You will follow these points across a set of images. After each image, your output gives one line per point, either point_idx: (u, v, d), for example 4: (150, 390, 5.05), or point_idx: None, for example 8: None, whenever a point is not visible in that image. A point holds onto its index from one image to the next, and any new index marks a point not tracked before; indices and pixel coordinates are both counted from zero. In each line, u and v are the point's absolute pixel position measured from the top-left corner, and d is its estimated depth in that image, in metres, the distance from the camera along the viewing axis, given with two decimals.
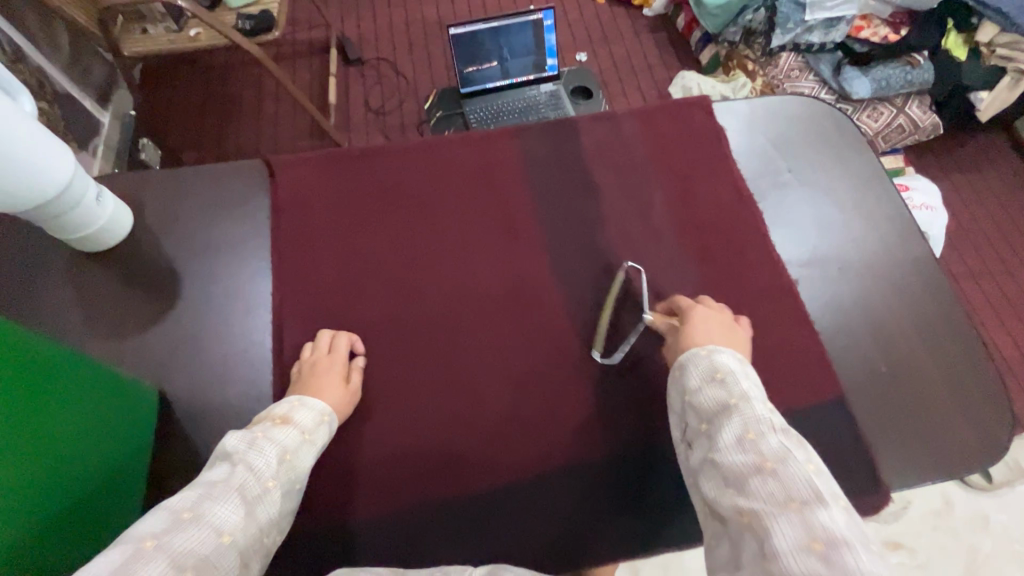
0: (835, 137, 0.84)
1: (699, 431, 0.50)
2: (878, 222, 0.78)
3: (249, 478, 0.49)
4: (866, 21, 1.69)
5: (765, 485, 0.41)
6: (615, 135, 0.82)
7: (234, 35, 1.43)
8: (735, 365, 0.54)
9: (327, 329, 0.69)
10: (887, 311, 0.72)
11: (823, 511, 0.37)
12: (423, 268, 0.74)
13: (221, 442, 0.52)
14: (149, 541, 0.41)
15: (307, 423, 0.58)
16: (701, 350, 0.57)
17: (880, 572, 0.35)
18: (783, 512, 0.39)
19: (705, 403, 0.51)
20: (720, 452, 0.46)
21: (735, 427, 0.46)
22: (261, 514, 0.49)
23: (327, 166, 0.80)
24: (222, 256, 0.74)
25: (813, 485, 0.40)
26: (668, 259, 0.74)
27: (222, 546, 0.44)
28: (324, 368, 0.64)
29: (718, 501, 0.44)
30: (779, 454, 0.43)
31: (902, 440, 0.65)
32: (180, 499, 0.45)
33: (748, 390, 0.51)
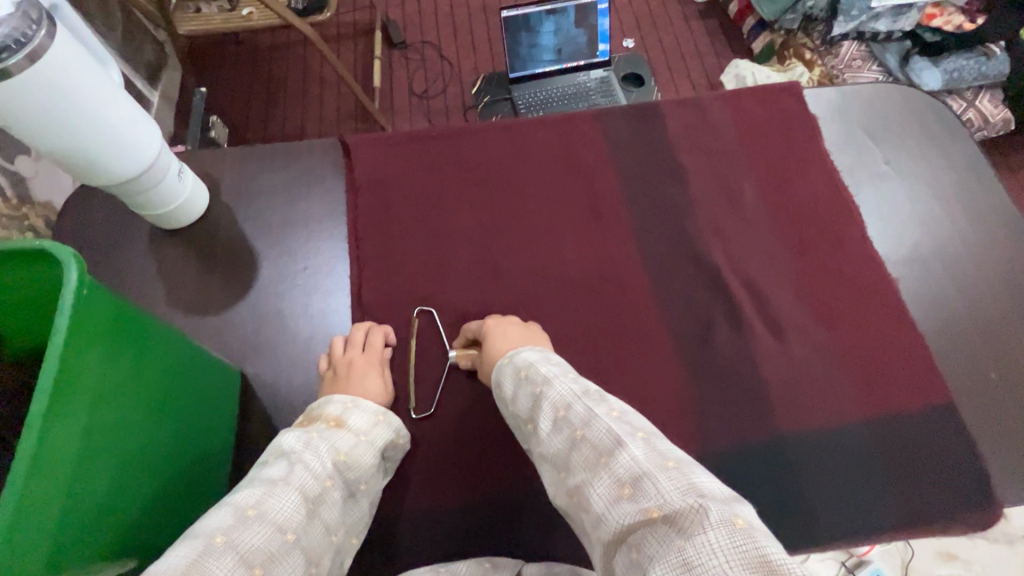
0: (936, 128, 0.79)
1: (525, 430, 0.54)
2: (983, 218, 0.73)
3: (308, 477, 0.50)
4: (939, 8, 1.61)
5: (581, 455, 0.46)
6: (700, 120, 0.79)
7: (288, 16, 1.42)
8: (534, 357, 0.57)
9: (359, 324, 0.67)
10: (998, 312, 0.67)
11: (622, 456, 0.44)
12: (503, 254, 0.72)
13: (278, 440, 0.53)
14: (219, 537, 0.43)
15: (361, 425, 0.57)
16: (503, 357, 0.59)
17: (675, 484, 0.41)
18: (598, 474, 0.44)
19: (520, 406, 0.54)
20: (543, 443, 0.50)
21: (545, 414, 0.51)
22: (322, 514, 0.49)
23: (404, 147, 0.78)
24: (301, 236, 0.74)
25: (614, 432, 0.46)
26: (760, 250, 0.70)
27: (287, 544, 0.45)
28: (367, 366, 0.62)
29: (560, 492, 0.48)
30: (585, 419, 0.48)
31: (1016, 448, 0.61)
32: (245, 496, 0.47)
33: (549, 371, 0.54)
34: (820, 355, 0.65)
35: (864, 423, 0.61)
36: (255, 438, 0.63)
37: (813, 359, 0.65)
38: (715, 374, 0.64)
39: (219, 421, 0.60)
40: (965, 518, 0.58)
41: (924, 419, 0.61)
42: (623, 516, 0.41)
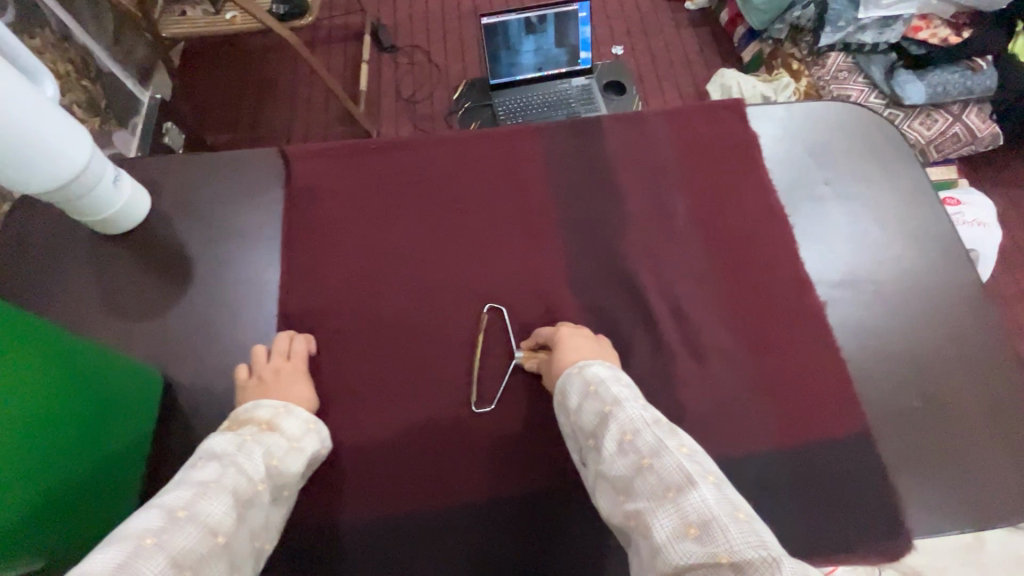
0: (882, 149, 0.78)
1: (586, 446, 0.54)
2: (923, 242, 0.72)
3: (240, 480, 0.49)
4: (925, 21, 1.57)
5: (648, 484, 0.46)
6: (642, 136, 0.78)
7: (268, 20, 1.42)
8: (604, 373, 0.57)
9: (283, 333, 0.67)
10: (929, 340, 0.66)
11: (694, 495, 0.43)
12: (432, 269, 0.72)
13: (206, 445, 0.52)
14: (150, 538, 0.41)
15: (294, 431, 0.58)
16: (573, 367, 0.59)
17: (747, 537, 0.40)
18: (663, 505, 0.44)
19: (586, 420, 0.55)
20: (606, 462, 0.50)
21: (613, 433, 0.51)
22: (249, 517, 0.49)
23: (342, 158, 0.78)
24: (237, 245, 0.75)
25: (684, 468, 0.45)
26: (691, 270, 0.70)
27: (216, 547, 0.44)
28: (294, 375, 0.63)
29: (616, 513, 0.48)
30: (655, 450, 0.48)
31: (932, 479, 0.60)
32: (174, 498, 0.45)
33: (620, 393, 0.55)
34: (741, 379, 0.64)
35: (779, 450, 0.61)
36: (175, 445, 0.65)
37: (733, 383, 0.64)
38: None
39: (128, 429, 0.60)
40: (871, 549, 0.57)
41: (838, 448, 0.61)
42: (687, 555, 0.40)
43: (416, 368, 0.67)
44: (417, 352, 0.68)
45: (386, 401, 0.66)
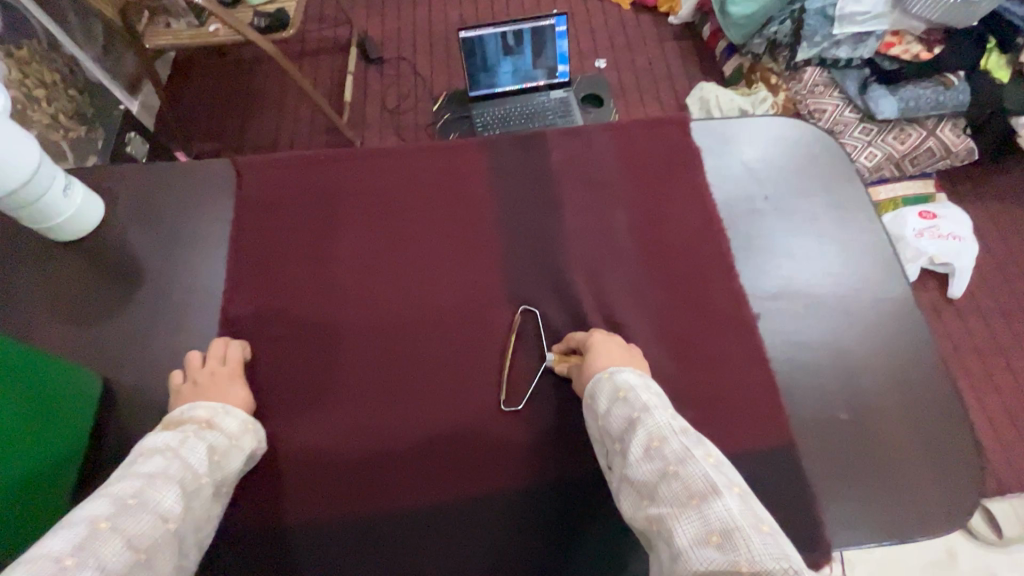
0: (822, 166, 0.80)
1: (615, 451, 0.55)
2: (857, 256, 0.74)
3: (185, 473, 0.51)
4: (898, 37, 1.60)
5: (670, 489, 0.46)
6: (587, 153, 0.80)
7: (247, 32, 1.44)
8: (634, 381, 0.58)
9: (218, 338, 0.68)
10: (859, 356, 0.67)
11: (716, 503, 0.43)
12: (374, 277, 0.73)
13: (146, 441, 0.53)
14: (104, 522, 0.43)
15: (232, 430, 0.60)
16: (603, 373, 0.61)
17: (765, 548, 0.40)
18: (685, 513, 0.44)
19: (614, 425, 0.56)
20: (633, 467, 0.51)
21: (641, 440, 0.52)
22: (195, 508, 0.50)
23: (292, 169, 0.80)
24: (185, 253, 0.76)
25: (709, 477, 0.45)
26: (627, 283, 0.71)
27: (167, 533, 0.46)
28: (231, 377, 0.64)
29: (641, 518, 0.48)
30: (681, 458, 0.48)
31: (853, 491, 0.60)
32: (123, 488, 0.47)
33: (649, 401, 0.55)
34: (670, 392, 0.65)
35: None
36: (107, 452, 0.65)
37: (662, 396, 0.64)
38: (563, 407, 0.66)
39: (59, 432, 0.61)
40: None
41: (762, 462, 0.61)
42: (705, 561, 0.40)
43: (350, 376, 0.68)
44: (352, 361, 0.69)
45: (317, 408, 0.67)
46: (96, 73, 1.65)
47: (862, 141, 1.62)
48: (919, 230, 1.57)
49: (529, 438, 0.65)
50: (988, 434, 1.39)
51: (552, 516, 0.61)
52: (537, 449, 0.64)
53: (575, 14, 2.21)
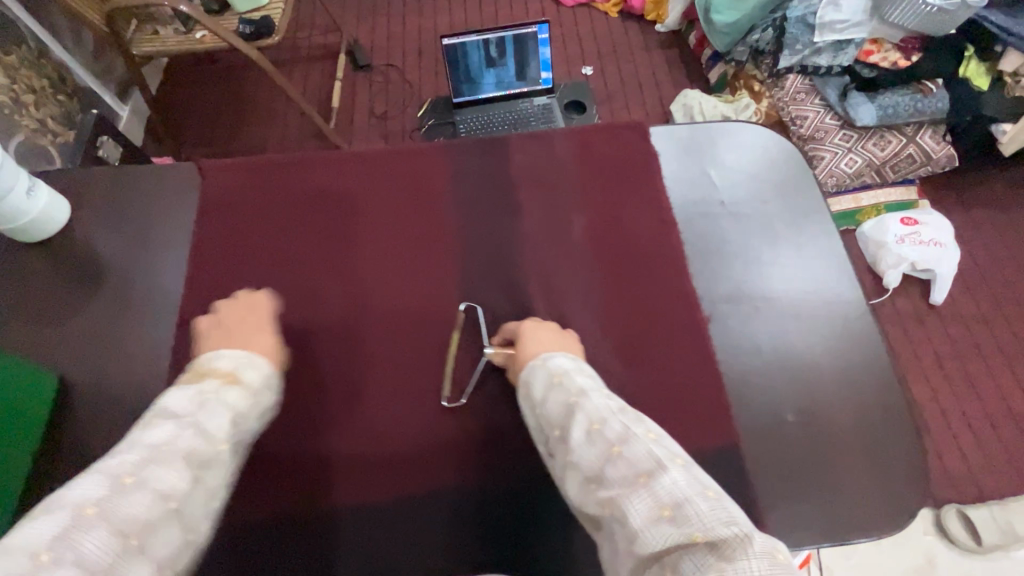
0: (778, 171, 0.81)
1: (555, 438, 0.55)
2: (809, 259, 0.75)
3: (194, 441, 0.49)
4: (876, 44, 1.60)
5: (618, 471, 0.47)
6: (546, 158, 0.81)
7: (232, 38, 1.44)
8: (568, 365, 0.61)
9: (234, 295, 0.70)
10: (809, 360, 0.68)
11: (664, 477, 0.44)
12: (332, 277, 0.75)
13: (161, 403, 0.52)
14: (91, 507, 0.40)
15: (255, 385, 0.60)
16: (536, 360, 0.62)
17: (719, 514, 0.41)
18: (635, 490, 0.44)
19: (552, 411, 0.56)
20: (575, 451, 0.51)
21: (581, 424, 0.52)
22: (205, 481, 0.49)
23: (255, 170, 0.81)
24: (147, 253, 0.77)
25: (654, 451, 0.46)
26: (581, 287, 0.72)
27: (166, 512, 0.44)
28: (259, 327, 0.66)
29: (588, 501, 0.48)
30: (623, 436, 0.49)
31: (797, 492, 0.60)
32: (121, 462, 0.44)
33: (584, 386, 0.57)
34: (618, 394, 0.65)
35: None
36: (59, 448, 0.66)
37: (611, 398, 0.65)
38: (514, 409, 0.67)
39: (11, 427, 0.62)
40: None
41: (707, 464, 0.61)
42: (663, 537, 0.41)
43: (304, 374, 0.69)
44: (306, 360, 0.70)
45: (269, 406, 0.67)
46: (84, 78, 1.67)
47: (842, 148, 1.62)
48: (901, 237, 1.55)
49: (478, 438, 0.66)
50: (968, 440, 1.39)
51: (497, 515, 0.61)
52: (487, 450, 0.65)
53: (562, 21, 2.21)
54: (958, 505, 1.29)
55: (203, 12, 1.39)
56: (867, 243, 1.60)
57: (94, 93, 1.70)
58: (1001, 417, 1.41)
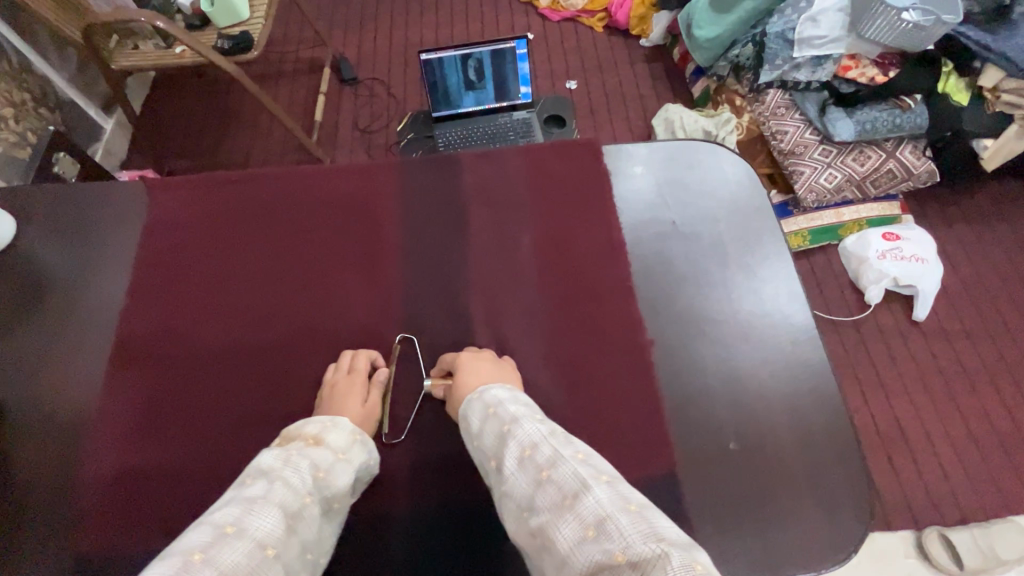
0: (734, 191, 0.80)
1: (490, 468, 0.54)
2: (761, 281, 0.73)
3: (288, 494, 0.51)
4: (855, 60, 1.53)
5: (546, 496, 0.46)
6: (497, 180, 0.81)
7: (210, 54, 1.36)
8: (504, 395, 0.58)
9: (347, 351, 0.70)
10: (755, 388, 0.66)
11: (587, 497, 0.44)
12: (271, 296, 0.75)
13: (257, 460, 0.54)
14: (198, 555, 0.43)
15: (340, 444, 0.59)
16: (473, 393, 0.60)
17: (639, 529, 0.41)
18: (563, 515, 0.44)
19: (487, 441, 0.55)
20: (508, 480, 0.50)
21: (513, 451, 0.51)
22: (300, 530, 0.50)
23: (202, 189, 0.82)
24: (89, 271, 0.77)
25: (581, 474, 0.46)
26: (525, 310, 0.72)
27: (267, 559, 0.46)
28: (348, 393, 0.64)
29: (523, 531, 0.48)
30: (551, 460, 0.48)
31: (733, 523, 0.59)
32: (222, 515, 0.47)
33: (517, 411, 0.56)
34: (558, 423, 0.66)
35: None
36: None
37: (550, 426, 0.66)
38: (454, 432, 0.67)
39: None
40: None
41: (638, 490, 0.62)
42: (590, 559, 0.40)
43: (237, 394, 0.69)
44: (241, 380, 0.70)
45: (203, 426, 0.67)
46: (68, 91, 1.62)
47: (821, 163, 1.56)
48: (882, 252, 1.51)
49: (413, 463, 0.66)
50: (954, 464, 1.33)
51: (429, 542, 0.61)
52: (420, 475, 0.65)
53: (548, 37, 2.10)
54: (940, 528, 1.25)
55: (179, 27, 1.31)
56: (848, 259, 1.57)
57: (79, 108, 1.65)
58: (988, 442, 1.35)
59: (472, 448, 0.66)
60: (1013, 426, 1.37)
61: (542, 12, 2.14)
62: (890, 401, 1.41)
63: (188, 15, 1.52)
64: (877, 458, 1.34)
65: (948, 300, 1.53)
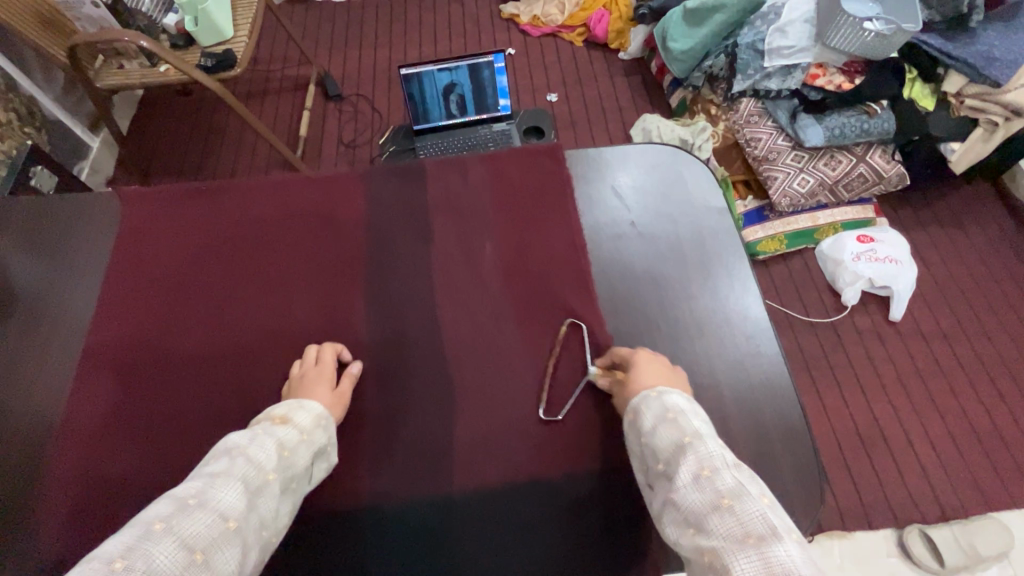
0: (689, 192, 0.85)
1: (659, 472, 0.54)
2: (715, 275, 0.78)
3: (249, 470, 0.53)
4: (822, 69, 1.56)
5: (725, 524, 0.45)
6: (462, 190, 0.85)
7: (194, 72, 1.37)
8: (684, 405, 0.58)
9: (314, 342, 0.73)
10: (709, 381, 0.70)
11: (777, 545, 0.42)
12: (240, 300, 0.78)
13: (224, 439, 0.56)
14: (159, 524, 0.45)
15: (305, 424, 0.61)
16: (651, 393, 0.60)
17: None
18: (743, 550, 0.42)
19: (661, 445, 0.55)
20: (680, 491, 0.50)
21: (691, 465, 0.50)
22: (260, 507, 0.52)
23: (174, 201, 0.86)
24: (60, 281, 0.80)
25: (770, 518, 0.44)
26: (490, 314, 0.76)
27: (228, 531, 0.48)
28: (317, 380, 0.67)
29: (685, 543, 0.47)
30: (735, 490, 0.47)
31: None
32: (185, 488, 0.49)
33: (701, 428, 0.54)
34: (524, 419, 0.69)
35: (543, 481, 0.66)
36: None
37: (515, 421, 0.69)
38: (419, 429, 0.69)
39: None
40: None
41: (598, 479, 0.65)
42: None
43: (202, 395, 0.71)
44: (207, 381, 0.72)
45: (169, 425, 0.69)
46: (54, 111, 1.63)
47: (794, 168, 1.58)
48: (856, 254, 1.54)
49: (378, 460, 0.67)
50: (933, 462, 1.34)
51: (392, 536, 0.63)
52: (384, 471, 0.66)
53: (529, 52, 2.14)
54: (921, 526, 1.26)
55: (162, 47, 1.32)
56: (825, 261, 1.59)
57: (65, 126, 1.66)
58: (966, 439, 1.37)
59: (437, 445, 0.68)
60: (990, 423, 1.38)
61: (524, 28, 2.19)
62: (869, 402, 1.42)
63: (173, 34, 1.54)
64: (857, 457, 1.35)
65: (923, 300, 1.56)
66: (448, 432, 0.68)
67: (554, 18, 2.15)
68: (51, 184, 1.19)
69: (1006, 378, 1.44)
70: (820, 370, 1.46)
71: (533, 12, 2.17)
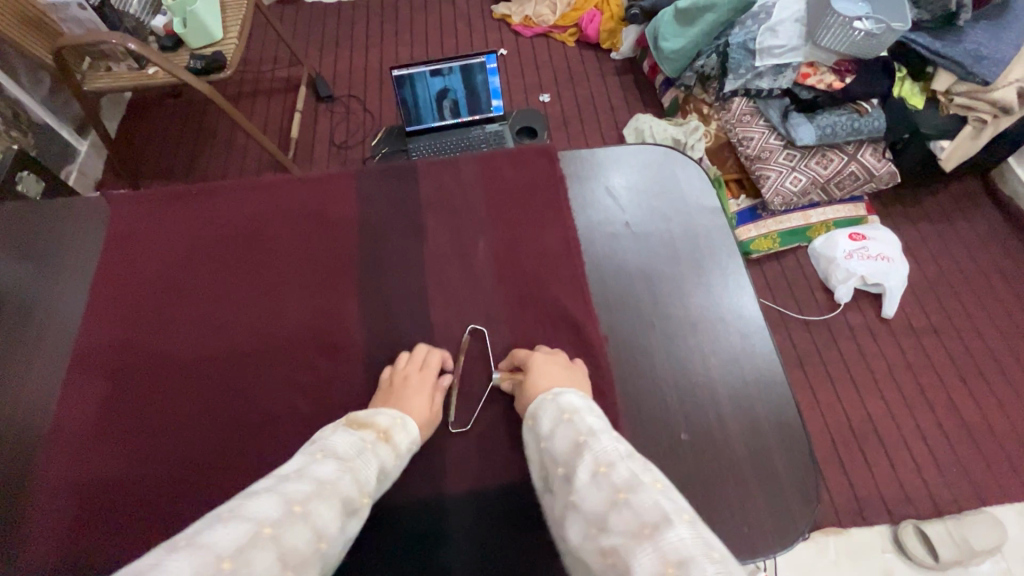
0: (682, 191, 0.85)
1: (558, 476, 0.53)
2: (709, 273, 0.78)
3: (349, 489, 0.52)
4: (812, 67, 1.56)
5: (622, 519, 0.44)
6: (455, 191, 0.85)
7: (182, 74, 1.35)
8: (579, 404, 0.59)
9: (422, 344, 0.72)
10: (704, 379, 0.70)
11: (669, 532, 0.41)
12: (231, 303, 0.77)
13: (328, 445, 0.56)
14: (268, 528, 0.44)
15: (401, 449, 0.61)
16: (546, 396, 0.61)
17: None
18: (641, 543, 0.42)
19: (559, 447, 0.55)
20: (579, 491, 0.49)
21: (588, 464, 0.50)
22: (346, 529, 0.51)
23: (163, 204, 0.85)
24: (48, 286, 0.79)
25: (663, 503, 0.44)
26: (484, 315, 0.75)
27: (317, 552, 0.46)
28: (419, 389, 0.66)
29: (586, 546, 0.46)
30: (629, 482, 0.46)
31: None
32: (294, 490, 0.49)
33: (595, 426, 0.55)
34: (519, 419, 0.69)
35: (540, 483, 0.65)
36: None
37: (511, 422, 0.68)
38: None
39: None
40: None
41: None
42: None
43: (195, 400, 0.70)
44: (198, 386, 0.71)
45: (159, 429, 0.68)
46: (41, 114, 1.61)
47: (786, 167, 1.58)
48: (849, 252, 1.54)
49: None
50: (926, 457, 1.35)
51: (388, 541, 0.62)
52: None
53: (521, 52, 2.13)
54: (915, 521, 1.26)
55: (149, 48, 1.30)
56: (818, 259, 1.60)
57: (53, 130, 1.64)
58: (959, 434, 1.38)
59: (432, 449, 0.67)
60: (981, 417, 1.40)
61: (515, 28, 2.19)
62: (862, 398, 1.42)
63: (161, 36, 1.53)
64: (851, 453, 1.35)
65: (914, 296, 1.57)
66: (444, 435, 0.68)
67: (546, 19, 2.15)
68: (38, 188, 1.17)
69: (997, 372, 1.45)
70: (814, 367, 1.47)
71: (525, 13, 2.17)
